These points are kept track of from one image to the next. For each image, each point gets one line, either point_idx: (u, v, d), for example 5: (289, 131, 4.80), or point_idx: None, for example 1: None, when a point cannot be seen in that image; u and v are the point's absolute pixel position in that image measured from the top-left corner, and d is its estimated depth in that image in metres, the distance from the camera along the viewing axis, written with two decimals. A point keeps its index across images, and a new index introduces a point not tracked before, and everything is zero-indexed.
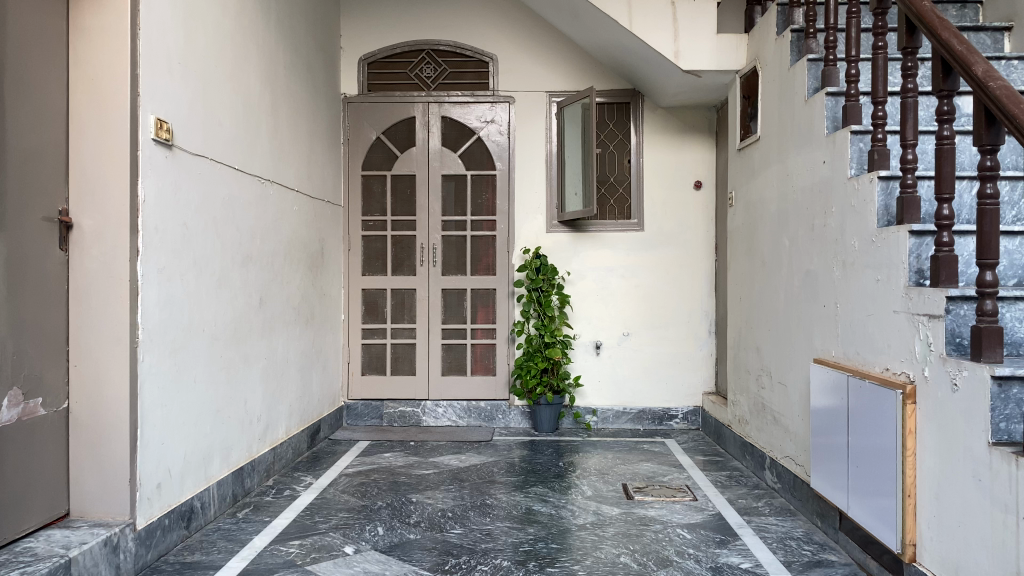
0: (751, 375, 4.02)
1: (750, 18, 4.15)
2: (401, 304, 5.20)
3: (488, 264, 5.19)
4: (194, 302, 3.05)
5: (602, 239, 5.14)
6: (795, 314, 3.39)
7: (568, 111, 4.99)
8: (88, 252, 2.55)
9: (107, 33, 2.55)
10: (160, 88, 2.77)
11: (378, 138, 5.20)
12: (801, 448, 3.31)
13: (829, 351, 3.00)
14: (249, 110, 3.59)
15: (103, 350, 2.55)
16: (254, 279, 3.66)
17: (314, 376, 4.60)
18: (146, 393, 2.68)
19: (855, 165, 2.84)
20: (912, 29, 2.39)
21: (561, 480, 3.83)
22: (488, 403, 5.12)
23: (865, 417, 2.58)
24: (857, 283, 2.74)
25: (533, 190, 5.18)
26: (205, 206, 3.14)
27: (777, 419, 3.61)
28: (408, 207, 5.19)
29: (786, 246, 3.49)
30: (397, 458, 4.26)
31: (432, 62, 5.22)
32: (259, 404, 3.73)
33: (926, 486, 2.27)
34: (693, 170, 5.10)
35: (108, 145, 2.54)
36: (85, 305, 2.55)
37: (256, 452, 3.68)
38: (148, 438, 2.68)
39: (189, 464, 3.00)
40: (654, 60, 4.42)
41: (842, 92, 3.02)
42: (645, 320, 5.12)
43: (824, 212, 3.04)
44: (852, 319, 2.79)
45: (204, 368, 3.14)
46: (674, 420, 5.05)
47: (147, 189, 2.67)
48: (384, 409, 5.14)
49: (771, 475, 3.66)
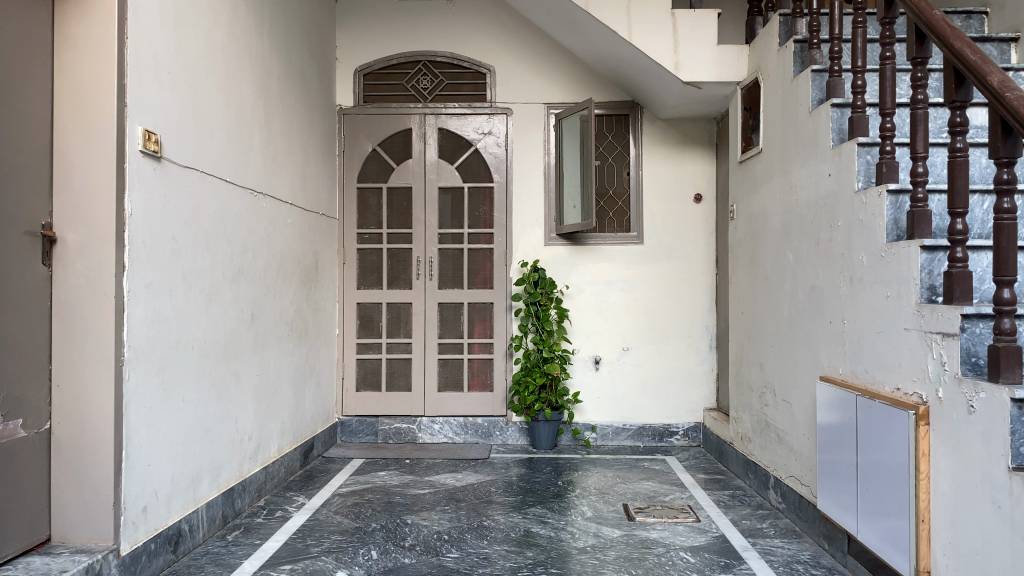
0: (754, 392, 3.93)
1: (751, 29, 4.10)
2: (396, 319, 5.11)
3: (485, 278, 5.10)
4: (182, 319, 2.95)
5: (601, 252, 5.06)
6: (800, 331, 3.31)
7: (567, 123, 4.93)
8: (72, 267, 2.46)
9: (94, 42, 2.47)
10: (148, 98, 2.69)
11: (374, 150, 5.13)
12: (807, 468, 3.22)
13: (836, 369, 2.92)
14: (241, 121, 3.52)
15: (87, 369, 2.46)
16: (246, 293, 3.57)
17: (308, 392, 4.51)
18: (132, 415, 2.59)
19: (862, 178, 2.76)
20: (922, 38, 2.33)
21: (560, 500, 3.74)
22: (485, 419, 5.03)
23: (874, 439, 2.50)
24: (865, 300, 2.67)
25: (531, 202, 5.11)
26: (195, 220, 3.05)
27: (782, 438, 3.52)
28: (404, 219, 5.11)
29: (790, 261, 3.42)
30: (392, 477, 4.17)
31: (429, 74, 5.16)
32: (251, 422, 3.63)
33: (941, 512, 2.18)
34: (693, 183, 5.03)
35: (93, 157, 2.46)
36: (69, 323, 2.46)
37: (247, 472, 3.58)
38: (134, 460, 2.59)
39: (177, 486, 2.90)
40: (654, 72, 4.36)
41: (848, 103, 2.96)
42: (645, 335, 5.04)
43: (830, 226, 2.97)
44: (860, 336, 2.71)
45: (193, 386, 3.05)
46: (675, 436, 4.96)
47: (134, 202, 2.59)
48: (379, 426, 5.06)
49: (776, 495, 3.58)
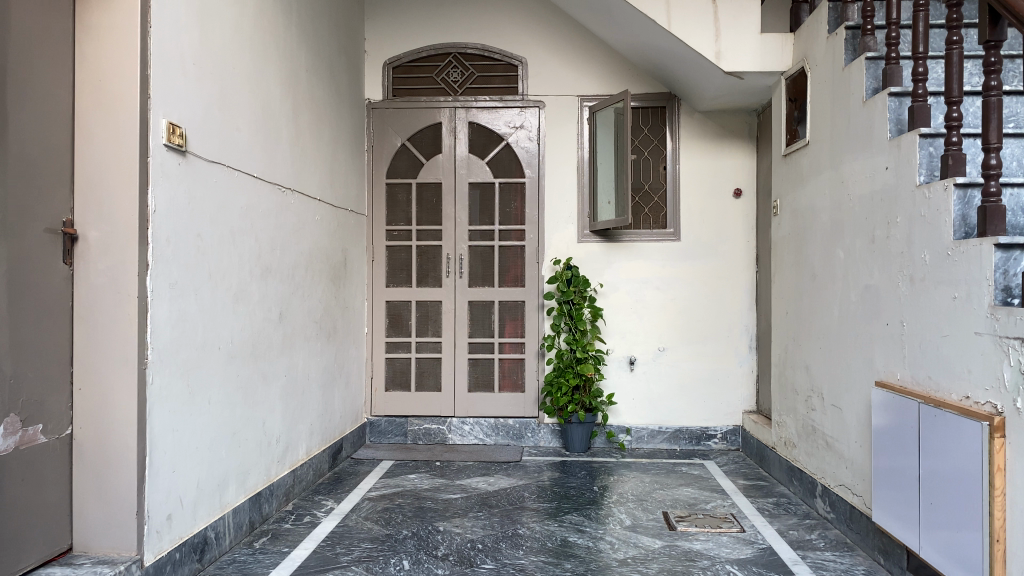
0: (799, 396, 3.76)
1: (797, 17, 3.93)
2: (425, 317, 5.00)
3: (516, 275, 4.97)
4: (208, 321, 2.85)
5: (637, 249, 4.90)
6: (852, 334, 3.14)
7: (601, 116, 4.79)
8: (94, 266, 2.37)
9: (117, 31, 2.37)
10: (173, 91, 2.59)
11: (403, 145, 5.01)
12: (858, 477, 3.05)
13: (894, 374, 2.75)
14: (268, 115, 3.41)
15: (110, 372, 2.36)
16: (273, 292, 3.47)
17: (336, 393, 4.40)
18: (156, 420, 2.49)
19: (924, 171, 2.59)
20: (996, 20, 2.15)
21: (597, 508, 3.60)
22: (517, 421, 4.91)
23: (940, 452, 2.34)
24: (928, 301, 2.50)
25: (564, 198, 4.96)
26: (221, 217, 2.95)
27: (831, 445, 3.35)
28: (434, 216, 5.00)
29: (841, 259, 3.25)
30: (423, 480, 4.05)
31: (459, 67, 5.03)
32: (279, 424, 3.54)
33: (1019, 531, 2.01)
34: (733, 177, 4.86)
35: (115, 151, 2.36)
36: (92, 325, 2.37)
37: (275, 476, 3.48)
38: (158, 467, 2.49)
39: (202, 492, 2.80)
40: (695, 62, 4.19)
41: (907, 92, 2.79)
42: (681, 334, 4.88)
43: (888, 222, 2.80)
44: (921, 339, 2.55)
45: (219, 390, 2.95)
46: (713, 440, 4.81)
47: (158, 197, 2.49)
48: (408, 427, 4.96)
49: (824, 504, 3.41)
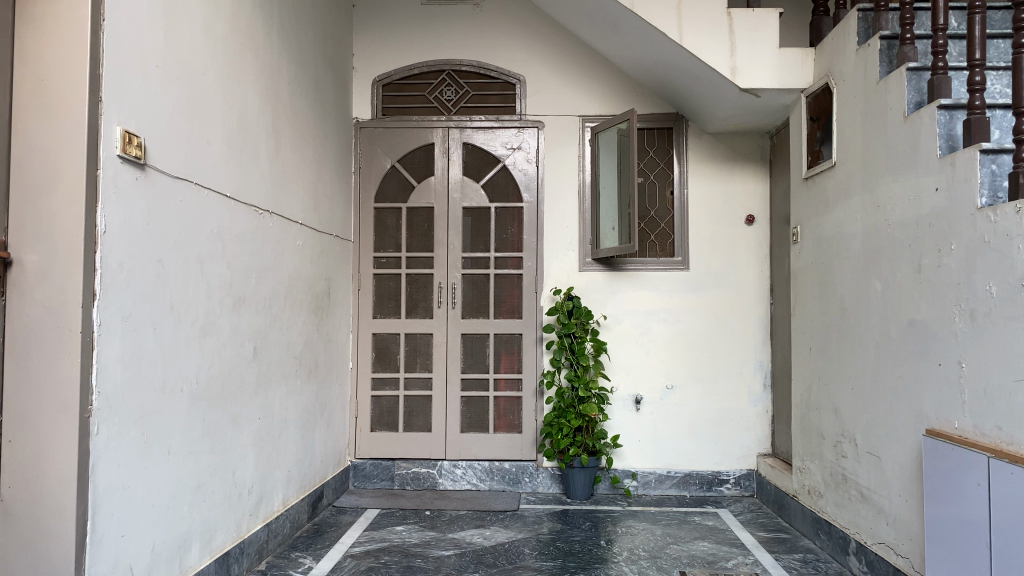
0: (826, 441, 3.43)
1: (819, 30, 3.67)
2: (415, 351, 4.65)
3: (512, 306, 4.64)
4: (169, 359, 2.49)
5: (642, 279, 4.59)
6: (892, 375, 2.81)
7: (604, 137, 4.49)
8: (31, 296, 2.02)
9: (61, 22, 2.03)
10: (131, 96, 2.26)
11: (393, 166, 4.70)
12: (904, 536, 2.72)
13: (950, 423, 2.43)
14: (245, 129, 3.09)
15: (46, 420, 2.00)
16: (246, 325, 3.11)
17: (317, 434, 4.03)
18: (102, 476, 2.12)
19: (987, 193, 2.29)
20: None
21: (605, 567, 3.24)
22: (514, 464, 4.54)
23: (1018, 517, 2.01)
24: (997, 341, 2.18)
25: (565, 224, 4.65)
26: (187, 240, 2.61)
27: (866, 497, 3.02)
28: (425, 242, 4.67)
29: (877, 290, 2.94)
30: (411, 533, 3.67)
31: (454, 84, 4.74)
32: (251, 474, 3.16)
33: None
34: (744, 204, 4.57)
35: (58, 162, 2.02)
36: (26, 364, 2.02)
37: (246, 531, 3.11)
38: (103, 531, 2.12)
39: (158, 556, 2.43)
40: (706, 79, 3.91)
41: (959, 104, 2.50)
42: (690, 370, 4.54)
43: (940, 251, 2.49)
44: (987, 384, 2.23)
45: (181, 438, 2.58)
46: (725, 485, 4.46)
47: (109, 216, 2.14)
48: (395, 470, 4.58)
49: (858, 563, 3.07)
